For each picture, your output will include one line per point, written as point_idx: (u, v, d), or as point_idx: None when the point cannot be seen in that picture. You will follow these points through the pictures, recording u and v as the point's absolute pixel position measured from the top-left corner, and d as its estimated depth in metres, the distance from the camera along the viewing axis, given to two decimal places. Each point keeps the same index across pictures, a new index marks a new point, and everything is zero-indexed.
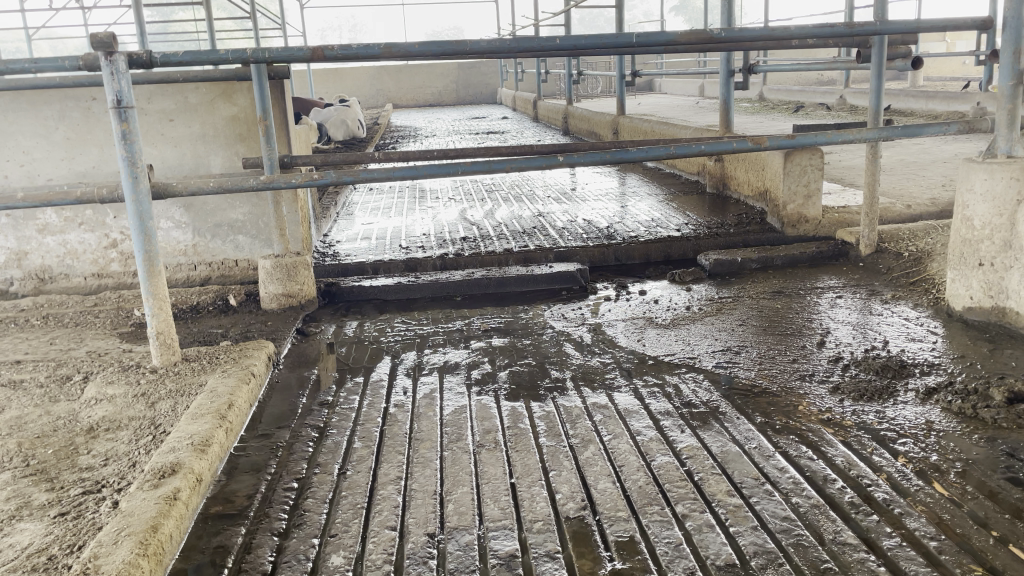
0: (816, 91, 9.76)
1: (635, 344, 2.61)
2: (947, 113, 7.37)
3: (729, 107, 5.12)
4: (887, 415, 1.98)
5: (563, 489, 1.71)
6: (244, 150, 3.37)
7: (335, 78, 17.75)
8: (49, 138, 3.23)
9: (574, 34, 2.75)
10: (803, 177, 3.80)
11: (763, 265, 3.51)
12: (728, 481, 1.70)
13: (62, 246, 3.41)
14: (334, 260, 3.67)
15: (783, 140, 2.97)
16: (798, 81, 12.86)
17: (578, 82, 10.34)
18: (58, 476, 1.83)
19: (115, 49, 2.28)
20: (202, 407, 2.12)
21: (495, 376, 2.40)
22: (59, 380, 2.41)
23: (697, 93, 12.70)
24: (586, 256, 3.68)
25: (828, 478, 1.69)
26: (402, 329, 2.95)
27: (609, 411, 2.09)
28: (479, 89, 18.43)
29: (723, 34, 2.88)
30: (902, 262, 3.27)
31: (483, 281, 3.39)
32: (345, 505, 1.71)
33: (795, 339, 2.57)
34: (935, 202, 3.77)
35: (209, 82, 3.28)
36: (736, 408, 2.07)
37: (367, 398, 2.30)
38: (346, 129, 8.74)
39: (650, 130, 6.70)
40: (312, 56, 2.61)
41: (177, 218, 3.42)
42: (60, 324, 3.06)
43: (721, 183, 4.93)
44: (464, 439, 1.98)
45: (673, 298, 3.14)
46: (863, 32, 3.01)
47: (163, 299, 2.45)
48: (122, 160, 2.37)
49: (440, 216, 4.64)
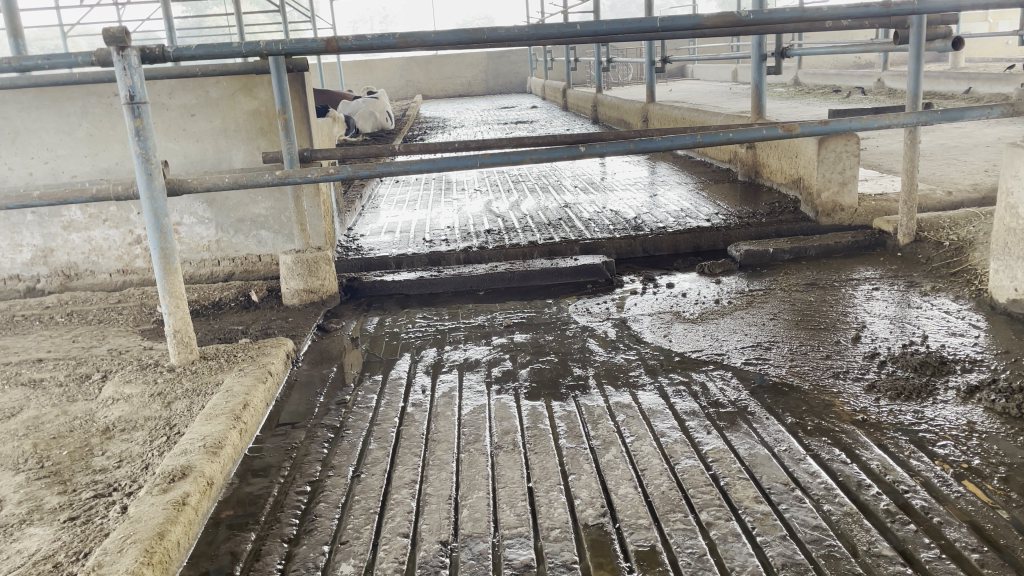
0: (852, 76, 9.52)
1: (661, 340, 2.53)
2: (988, 95, 7.14)
3: (761, 91, 4.97)
4: (926, 415, 1.88)
5: (583, 494, 1.64)
6: (265, 145, 3.33)
7: (365, 71, 17.78)
8: (72, 135, 3.22)
9: (595, 20, 2.65)
10: (839, 164, 3.67)
11: (796, 256, 3.40)
12: (756, 487, 1.62)
13: (87, 243, 3.41)
14: (357, 254, 3.63)
15: (816, 126, 2.85)
16: (834, 64, 12.56)
17: (607, 69, 10.20)
18: (71, 478, 1.81)
19: (127, 45, 2.25)
20: (217, 407, 2.08)
21: (516, 374, 2.33)
22: (78, 379, 2.40)
23: (729, 78, 12.48)
24: (613, 248, 3.60)
25: (862, 484, 1.61)
26: (423, 324, 2.90)
27: (632, 411, 2.02)
28: (510, 79, 18.32)
29: (752, 17, 2.76)
30: (941, 252, 3.14)
31: (507, 275, 3.32)
32: (357, 510, 1.66)
33: (829, 334, 2.47)
34: (976, 188, 3.63)
35: (229, 76, 3.24)
36: (765, 408, 1.98)
37: (385, 397, 2.25)
38: (374, 121, 8.72)
39: (680, 117, 6.57)
40: (326, 48, 2.52)
41: (200, 213, 3.40)
42: (83, 322, 3.05)
43: (753, 170, 4.80)
44: (481, 440, 1.92)
45: (701, 291, 3.04)
46: (901, 12, 2.88)
47: (179, 297, 2.43)
48: (135, 156, 2.34)
49: (466, 208, 4.58)
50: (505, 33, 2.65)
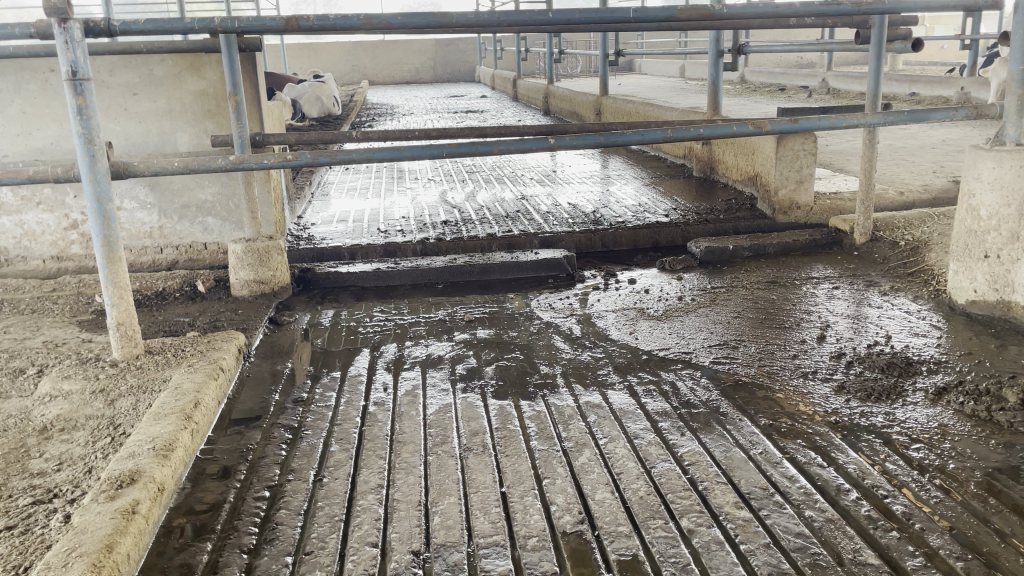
0: (798, 75, 9.66)
1: (627, 337, 2.49)
2: (929, 98, 7.30)
3: (718, 88, 4.98)
4: (897, 417, 1.87)
5: (559, 500, 1.59)
6: (213, 128, 3.17)
7: (310, 54, 17.40)
8: (5, 112, 3.03)
9: (566, 9, 2.58)
10: (796, 162, 3.68)
11: (755, 253, 3.40)
12: (735, 492, 1.59)
13: (19, 227, 3.21)
14: (309, 244, 3.50)
15: (784, 124, 2.84)
16: (777, 62, 12.77)
17: (558, 60, 10.14)
18: (7, 483, 1.67)
19: (70, 16, 2.10)
20: (166, 406, 1.96)
21: (481, 371, 2.26)
22: (11, 374, 2.24)
23: (676, 73, 12.56)
24: (572, 242, 3.55)
25: (842, 488, 1.59)
26: (381, 318, 2.81)
27: (603, 411, 1.97)
28: (457, 67, 18.14)
29: (723, 11, 2.71)
30: (898, 251, 3.18)
31: (466, 268, 3.24)
32: (321, 518, 1.57)
33: (794, 333, 2.46)
34: (927, 188, 3.68)
35: (176, 55, 3.08)
36: (737, 408, 1.95)
37: (345, 395, 2.16)
38: (321, 106, 8.53)
39: (633, 112, 6.57)
40: (286, 27, 2.41)
41: (142, 198, 3.23)
42: (15, 311, 2.87)
43: (708, 166, 4.82)
44: (450, 441, 1.85)
45: (664, 288, 3.02)
46: (871, 11, 2.84)
47: (123, 288, 2.28)
48: (77, 137, 2.18)
49: (420, 198, 4.48)
50: (475, 19, 2.55)
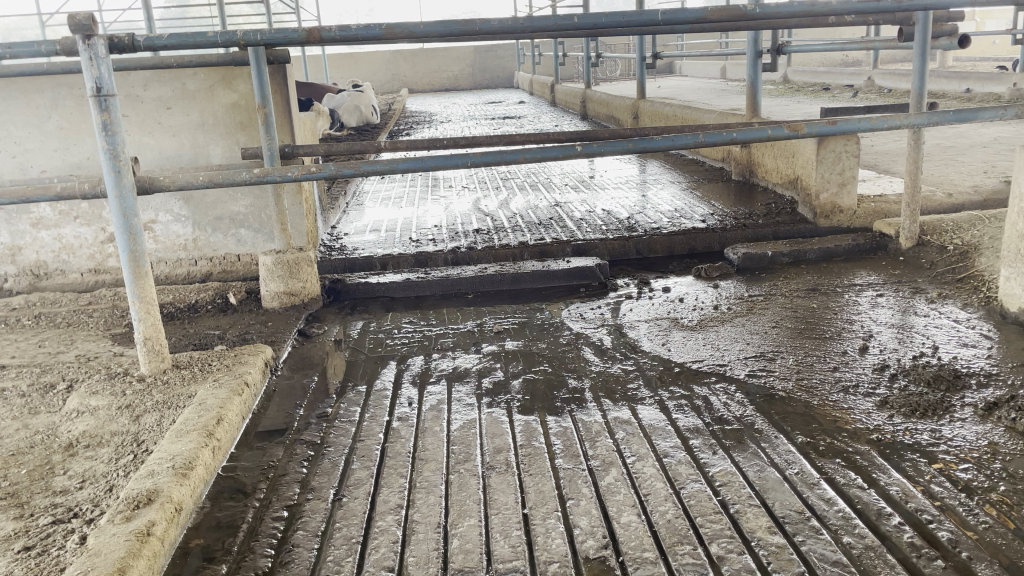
0: (843, 74, 9.43)
1: (659, 349, 2.41)
2: (980, 95, 7.03)
3: (756, 89, 4.87)
4: (944, 435, 1.77)
5: (582, 523, 1.53)
6: (244, 140, 3.18)
7: (350, 64, 17.60)
8: (42, 127, 3.07)
9: (593, 12, 2.51)
10: (838, 165, 3.56)
11: (795, 259, 3.29)
12: (769, 515, 1.51)
13: (58, 241, 3.25)
14: (341, 255, 3.49)
15: (822, 126, 2.75)
16: (821, 62, 12.51)
17: (595, 64, 10.07)
18: (30, 501, 1.67)
19: (95, 33, 2.10)
20: (189, 422, 1.94)
21: (508, 385, 2.21)
22: (42, 389, 2.25)
23: (716, 75, 12.38)
24: (606, 249, 3.48)
25: (883, 513, 1.50)
26: (409, 330, 2.77)
27: (632, 427, 1.90)
28: (496, 73, 18.18)
29: (757, 10, 2.62)
30: (946, 256, 3.05)
31: (497, 277, 3.20)
32: (338, 540, 1.54)
33: (835, 343, 2.36)
34: (978, 189, 3.53)
35: (207, 68, 3.09)
36: (773, 425, 1.87)
37: (370, 409, 2.12)
38: (360, 115, 8.58)
39: (671, 115, 6.47)
40: (308, 39, 2.39)
41: (176, 211, 3.26)
42: (52, 325, 2.90)
43: (748, 169, 4.70)
44: (472, 459, 1.80)
45: (699, 296, 2.94)
46: (913, 7, 2.73)
47: (150, 302, 2.28)
48: (103, 153, 2.19)
49: (454, 206, 4.45)
50: (499, 25, 2.50)
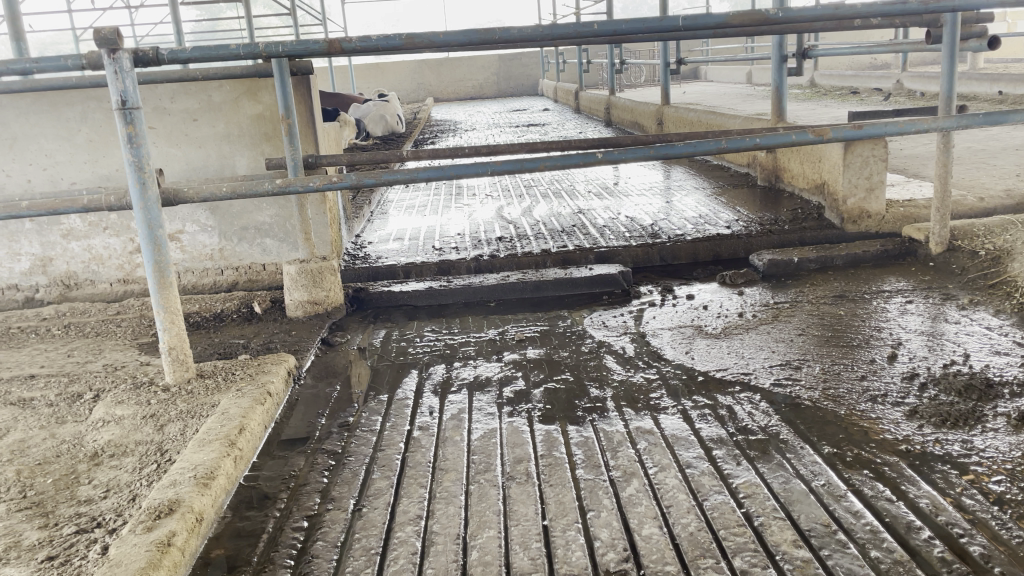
0: (872, 77, 9.31)
1: (683, 357, 2.39)
2: (1013, 96, 6.90)
3: (782, 93, 4.82)
4: (975, 446, 1.73)
5: (603, 535, 1.51)
6: (269, 151, 3.20)
7: (376, 74, 17.74)
8: (72, 140, 3.11)
9: (613, 18, 2.50)
10: (865, 169, 3.51)
11: (822, 265, 3.24)
12: (794, 529, 1.48)
13: (87, 252, 3.30)
14: (365, 263, 3.50)
15: (848, 130, 2.70)
16: (850, 66, 12.38)
17: (620, 70, 10.04)
18: (55, 510, 1.68)
19: (120, 47, 2.13)
20: (212, 432, 1.95)
21: (529, 394, 2.20)
22: (70, 398, 2.27)
23: (743, 80, 12.29)
24: (629, 256, 3.46)
25: (912, 526, 1.46)
26: (431, 338, 2.77)
27: (654, 437, 1.88)
28: (521, 81, 18.23)
29: (780, 14, 2.57)
30: (977, 262, 2.99)
31: (520, 285, 3.19)
32: (357, 551, 1.53)
33: (863, 351, 2.32)
34: (1010, 193, 3.46)
35: (232, 80, 3.12)
36: (799, 435, 1.84)
37: (391, 419, 2.12)
38: (385, 124, 8.63)
39: (696, 120, 6.43)
40: (329, 49, 2.40)
41: (203, 221, 3.29)
42: (81, 335, 2.94)
43: (774, 175, 4.65)
44: (493, 469, 1.79)
45: (724, 303, 2.90)
46: (939, 9, 2.68)
47: (175, 312, 2.30)
48: (128, 165, 2.21)
49: (477, 214, 4.45)
50: (519, 34, 2.48)
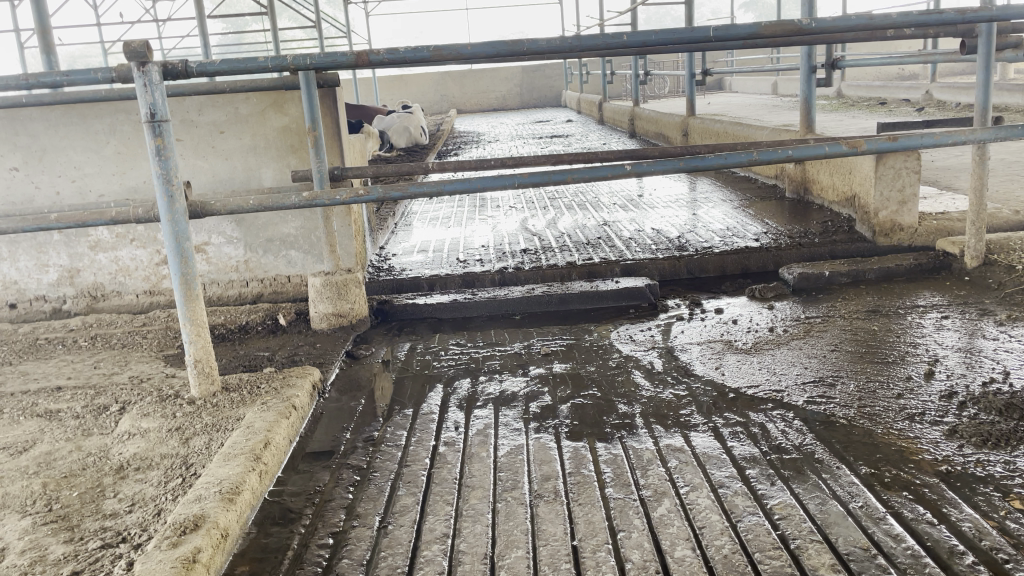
0: (899, 87, 9.20)
1: (713, 373, 2.34)
2: None
3: (810, 104, 4.76)
4: (1019, 467, 1.67)
5: (634, 556, 1.47)
6: (295, 163, 3.21)
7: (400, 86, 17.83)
8: (101, 152, 3.14)
9: (643, 30, 2.47)
10: (897, 182, 3.44)
11: (854, 279, 3.18)
12: (833, 552, 1.44)
13: (114, 264, 3.31)
14: (388, 276, 3.49)
15: (883, 142, 2.65)
16: (877, 77, 12.26)
17: (643, 81, 10.00)
18: (80, 524, 1.67)
19: (149, 60, 2.13)
20: (237, 445, 1.94)
21: (556, 410, 2.16)
22: (96, 410, 2.27)
23: (768, 91, 12.20)
24: (656, 269, 3.42)
25: (956, 551, 1.41)
26: (456, 352, 2.74)
27: (685, 455, 1.84)
28: (543, 93, 18.23)
29: (812, 24, 2.53)
30: (1014, 277, 2.92)
31: (545, 298, 3.15)
32: (383, 570, 1.50)
33: (898, 368, 2.26)
34: None
35: (260, 92, 3.13)
36: (836, 455, 1.79)
37: (416, 434, 2.09)
38: (408, 136, 8.64)
39: (721, 132, 6.38)
40: (356, 62, 2.38)
41: (229, 233, 3.30)
42: (107, 346, 2.95)
43: (802, 187, 4.59)
44: (520, 487, 1.76)
45: (754, 318, 2.85)
46: (976, 19, 2.64)
47: (201, 325, 2.29)
48: (156, 177, 2.22)
49: (501, 226, 4.43)
50: (547, 45, 2.45)
